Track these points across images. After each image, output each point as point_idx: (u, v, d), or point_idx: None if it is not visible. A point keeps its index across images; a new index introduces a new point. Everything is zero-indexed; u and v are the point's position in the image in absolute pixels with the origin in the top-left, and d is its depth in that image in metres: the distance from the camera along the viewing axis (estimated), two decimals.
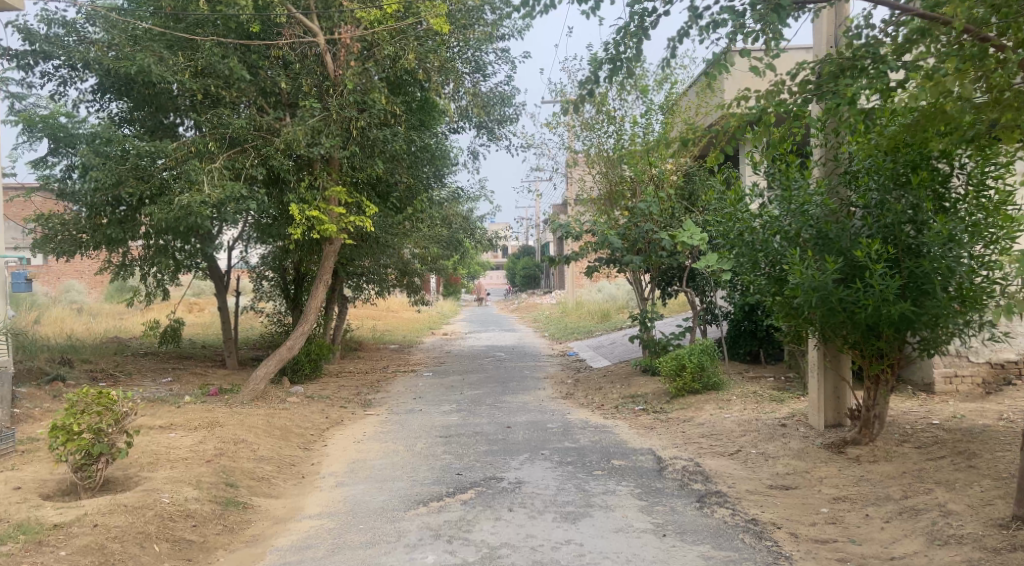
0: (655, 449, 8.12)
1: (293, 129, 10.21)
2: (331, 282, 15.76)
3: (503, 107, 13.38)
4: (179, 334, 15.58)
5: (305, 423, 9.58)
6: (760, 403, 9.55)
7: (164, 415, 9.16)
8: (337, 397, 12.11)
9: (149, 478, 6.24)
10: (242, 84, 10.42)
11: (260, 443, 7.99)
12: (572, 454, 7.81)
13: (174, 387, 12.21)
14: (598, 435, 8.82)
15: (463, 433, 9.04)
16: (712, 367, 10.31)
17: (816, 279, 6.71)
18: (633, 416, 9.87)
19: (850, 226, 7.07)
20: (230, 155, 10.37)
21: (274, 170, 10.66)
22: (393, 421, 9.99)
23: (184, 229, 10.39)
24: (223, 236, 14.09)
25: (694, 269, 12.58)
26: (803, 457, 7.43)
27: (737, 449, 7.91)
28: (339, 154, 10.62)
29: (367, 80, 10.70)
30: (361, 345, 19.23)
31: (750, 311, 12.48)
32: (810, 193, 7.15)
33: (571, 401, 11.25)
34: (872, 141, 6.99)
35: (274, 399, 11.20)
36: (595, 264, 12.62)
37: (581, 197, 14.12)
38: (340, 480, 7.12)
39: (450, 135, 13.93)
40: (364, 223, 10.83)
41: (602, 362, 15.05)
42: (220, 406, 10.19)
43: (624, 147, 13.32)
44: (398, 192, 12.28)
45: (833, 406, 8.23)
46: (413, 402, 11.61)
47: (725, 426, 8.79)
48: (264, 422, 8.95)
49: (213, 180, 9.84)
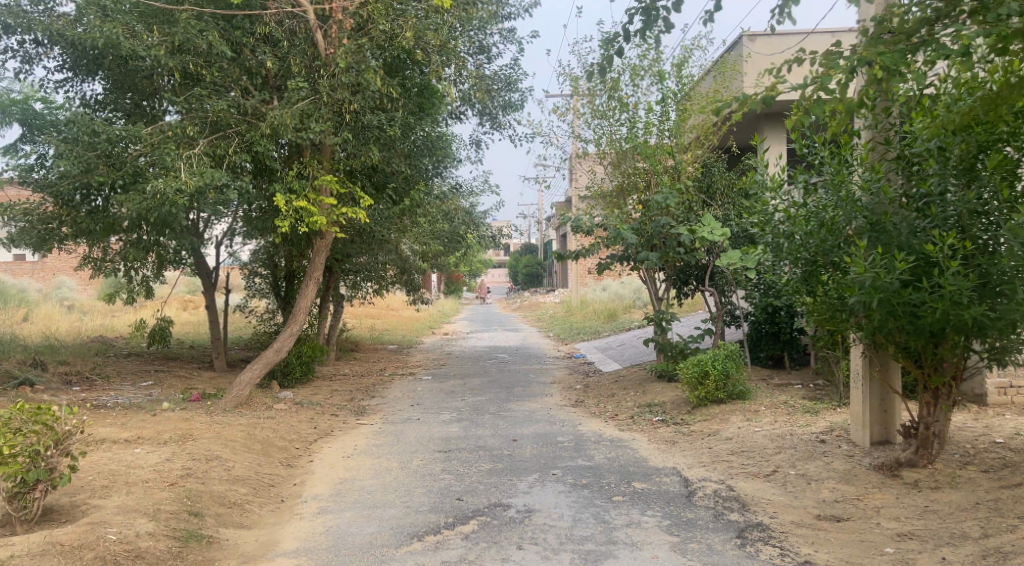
0: (680, 470, 7.20)
1: (280, 112, 9.33)
2: (325, 279, 14.84)
3: (509, 93, 12.36)
4: (166, 334, 14.63)
5: (291, 435, 8.68)
6: (793, 415, 8.65)
7: (135, 426, 8.25)
8: (329, 403, 11.21)
9: (97, 507, 5.35)
10: (222, 60, 9.52)
11: (235, 460, 7.06)
12: (588, 475, 6.90)
13: (154, 392, 11.31)
14: (614, 451, 7.92)
15: (465, 447, 8.15)
16: (737, 373, 9.43)
17: (880, 277, 5.85)
18: (652, 429, 8.97)
19: (910, 218, 6.22)
20: (211, 141, 9.44)
21: (260, 157, 9.75)
22: (388, 432, 9.11)
23: (160, 220, 9.46)
24: (210, 229, 13.21)
25: (716, 268, 11.66)
26: (851, 481, 6.53)
27: (773, 471, 7.00)
28: (330, 140, 9.75)
29: (361, 57, 9.72)
30: (359, 346, 18.35)
31: (772, 312, 11.62)
32: (867, 181, 6.34)
33: (582, 410, 10.35)
34: (938, 118, 6.11)
35: (259, 407, 10.29)
36: (608, 262, 11.69)
37: (591, 190, 13.19)
38: (323, 506, 6.22)
39: (450, 121, 13.02)
40: (358, 216, 9.93)
41: (613, 365, 14.16)
42: (199, 415, 9.30)
43: (639, 137, 12.31)
44: (394, 183, 11.35)
45: (881, 421, 7.35)
46: (411, 409, 10.72)
47: (756, 442, 7.88)
48: (243, 435, 8.04)
49: (191, 167, 8.89)
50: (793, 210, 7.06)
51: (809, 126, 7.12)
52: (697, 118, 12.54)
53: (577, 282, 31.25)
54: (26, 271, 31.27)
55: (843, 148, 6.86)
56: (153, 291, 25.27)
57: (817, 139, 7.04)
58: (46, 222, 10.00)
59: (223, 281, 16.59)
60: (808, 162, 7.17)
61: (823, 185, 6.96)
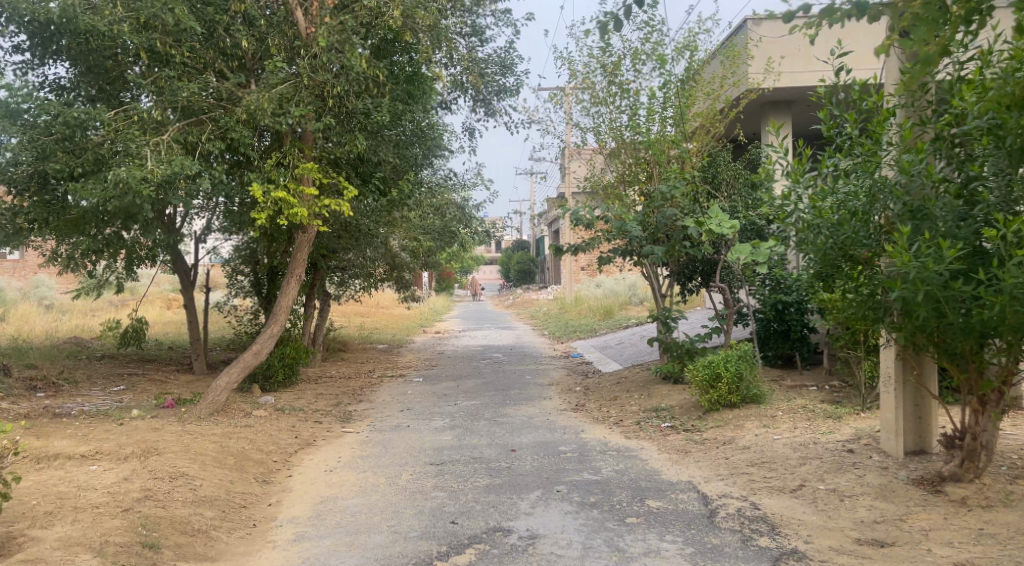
0: (697, 484, 6.53)
1: (257, 95, 8.61)
2: (310, 276, 14.07)
3: (504, 76, 11.57)
4: (142, 335, 13.86)
5: (270, 446, 7.96)
6: (813, 421, 8.01)
7: (96, 439, 7.51)
8: (312, 409, 10.48)
9: (35, 540, 4.65)
10: (192, 38, 8.76)
11: (203, 477, 6.32)
12: (596, 493, 6.22)
13: (125, 398, 10.56)
14: (623, 463, 7.24)
15: (459, 459, 7.46)
16: (750, 376, 8.76)
17: (927, 268, 5.25)
18: (661, 437, 8.29)
19: (958, 204, 5.59)
20: (182, 127, 8.70)
21: (236, 145, 9.00)
22: (376, 441, 8.41)
23: (125, 213, 8.69)
24: (187, 224, 12.43)
25: (724, 263, 10.98)
26: (889, 497, 5.87)
27: (800, 485, 6.33)
28: (313, 126, 9.03)
29: (345, 36, 9.01)
30: (346, 346, 17.60)
31: (781, 310, 11.00)
32: (906, 161, 5.69)
33: (583, 415, 9.68)
34: (992, 91, 5.46)
35: (237, 414, 9.55)
36: (609, 256, 10.95)
37: (591, 181, 12.51)
38: (301, 532, 5.51)
39: (440, 109, 12.28)
40: (342, 208, 9.21)
41: (613, 365, 13.49)
42: (170, 424, 8.56)
43: (640, 124, 11.63)
44: (382, 173, 10.61)
45: (915, 429, 6.71)
46: (399, 415, 10.01)
47: (777, 451, 7.20)
48: (214, 447, 7.31)
49: (159, 155, 8.12)
50: (819, 195, 6.45)
51: (838, 104, 6.49)
52: (702, 105, 11.87)
53: (570, 278, 30.43)
54: (5, 270, 30.24)
55: (877, 128, 6.22)
56: (133, 289, 24.33)
57: (847, 118, 6.41)
58: (1, 216, 9.22)
59: (202, 279, 15.78)
60: (836, 144, 6.54)
61: (853, 169, 6.35)
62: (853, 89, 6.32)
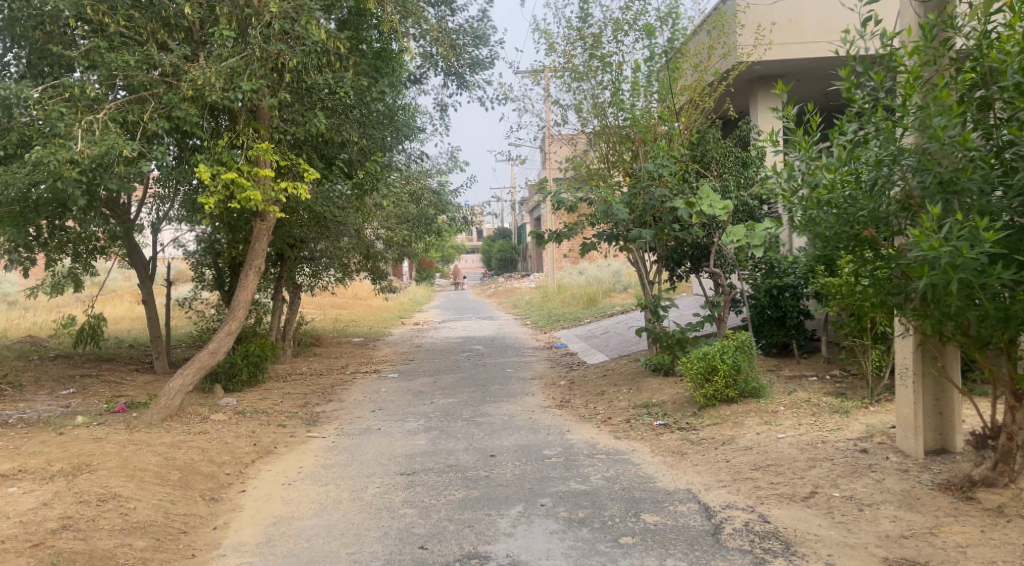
0: (697, 493, 5.86)
1: (202, 69, 7.83)
2: (278, 267, 13.25)
3: (477, 49, 10.79)
4: (98, 333, 13.02)
5: (223, 455, 7.18)
6: (819, 417, 7.36)
7: (24, 453, 6.72)
8: (277, 410, 9.72)
9: None
10: (128, 5, 7.94)
11: (139, 498, 5.57)
12: (585, 506, 5.52)
13: (72, 403, 9.73)
14: (613, 468, 6.56)
15: (433, 467, 6.74)
16: (748, 367, 8.11)
17: (964, 251, 4.59)
18: (654, 437, 7.61)
19: (995, 175, 4.93)
20: (121, 105, 7.90)
21: (183, 126, 8.22)
22: (343, 448, 7.68)
23: (59, 200, 7.86)
24: (141, 212, 11.59)
25: (717, 248, 10.33)
26: (914, 506, 5.23)
27: (812, 492, 5.67)
28: (267, 102, 8.25)
29: (300, 2, 8.28)
30: (319, 340, 16.81)
31: (776, 295, 10.38)
32: (934, 127, 5.02)
33: (569, 413, 8.98)
34: None
35: (194, 419, 8.76)
36: (594, 242, 10.22)
37: (573, 161, 11.77)
38: (246, 562, 4.79)
39: (410, 84, 11.48)
40: (303, 192, 8.44)
41: (599, 357, 12.79)
42: (114, 433, 7.77)
43: (624, 99, 10.88)
44: (348, 154, 9.81)
45: (934, 426, 6.08)
46: (371, 416, 9.25)
47: (783, 452, 6.54)
48: (157, 460, 6.54)
49: (92, 136, 7.32)
50: (835, 165, 5.82)
51: (861, 61, 5.77)
52: (689, 79, 11.14)
53: (552, 266, 29.61)
54: None
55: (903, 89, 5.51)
56: (96, 285, 23.28)
57: (871, 77, 5.72)
58: None
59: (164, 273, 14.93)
60: (856, 107, 5.85)
61: (874, 135, 5.66)
62: (879, 42, 5.60)
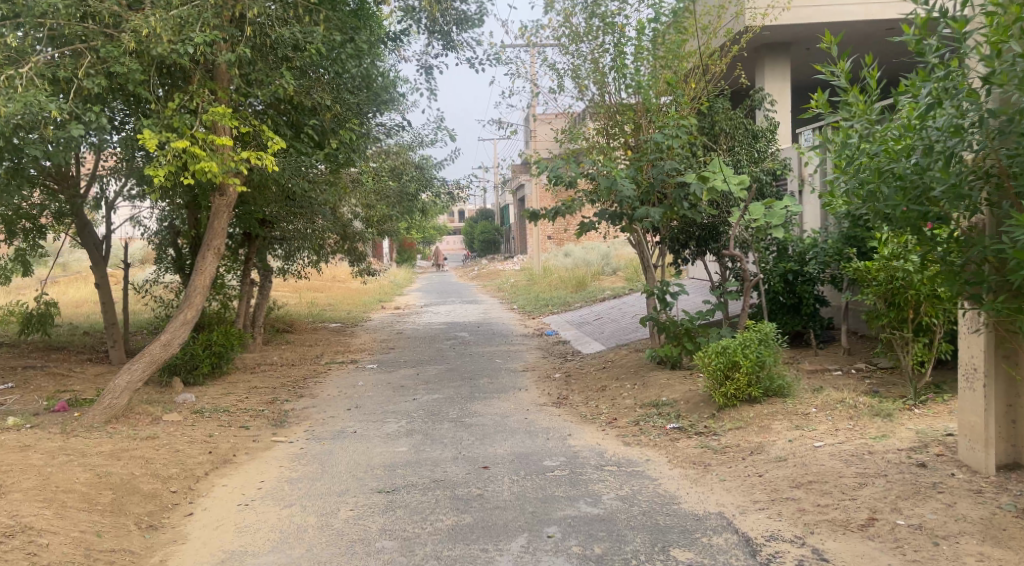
0: (732, 519, 4.92)
1: (145, 16, 6.72)
2: (246, 248, 12.13)
3: (464, 5, 9.68)
4: (47, 320, 11.84)
5: (168, 468, 6.13)
6: (859, 421, 6.43)
7: None
8: (239, 408, 8.66)
9: None
10: None
11: (55, 530, 4.56)
12: (602, 538, 4.57)
13: (8, 400, 8.63)
14: (627, 485, 5.59)
15: (415, 483, 5.74)
16: (773, 363, 7.17)
17: None
18: (670, 443, 6.66)
19: None
20: (49, 59, 6.80)
21: (124, 84, 7.12)
22: (311, 456, 6.66)
23: None
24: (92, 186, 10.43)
25: (728, 228, 9.35)
26: (1000, 539, 4.33)
27: (871, 519, 4.74)
28: (219, 57, 7.12)
29: None
30: (293, 326, 15.70)
31: (792, 279, 9.43)
32: None
33: (569, 412, 8.00)
34: None
35: (142, 420, 7.68)
36: (594, 220, 9.20)
37: (569, 132, 10.71)
38: None
39: (389, 43, 10.37)
40: (265, 162, 7.31)
41: (596, 346, 11.80)
42: (45, 440, 6.69)
43: (627, 62, 9.84)
44: (319, 121, 8.73)
45: (1006, 436, 5.16)
46: (345, 416, 8.22)
47: (826, 466, 5.60)
48: (88, 477, 5.50)
49: (6, 93, 6.22)
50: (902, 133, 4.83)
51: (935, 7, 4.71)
52: (699, 44, 10.12)
53: (538, 248, 28.53)
54: None
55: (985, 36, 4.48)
56: (55, 267, 21.86)
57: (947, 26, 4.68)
58: None
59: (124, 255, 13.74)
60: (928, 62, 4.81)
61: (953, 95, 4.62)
62: None
